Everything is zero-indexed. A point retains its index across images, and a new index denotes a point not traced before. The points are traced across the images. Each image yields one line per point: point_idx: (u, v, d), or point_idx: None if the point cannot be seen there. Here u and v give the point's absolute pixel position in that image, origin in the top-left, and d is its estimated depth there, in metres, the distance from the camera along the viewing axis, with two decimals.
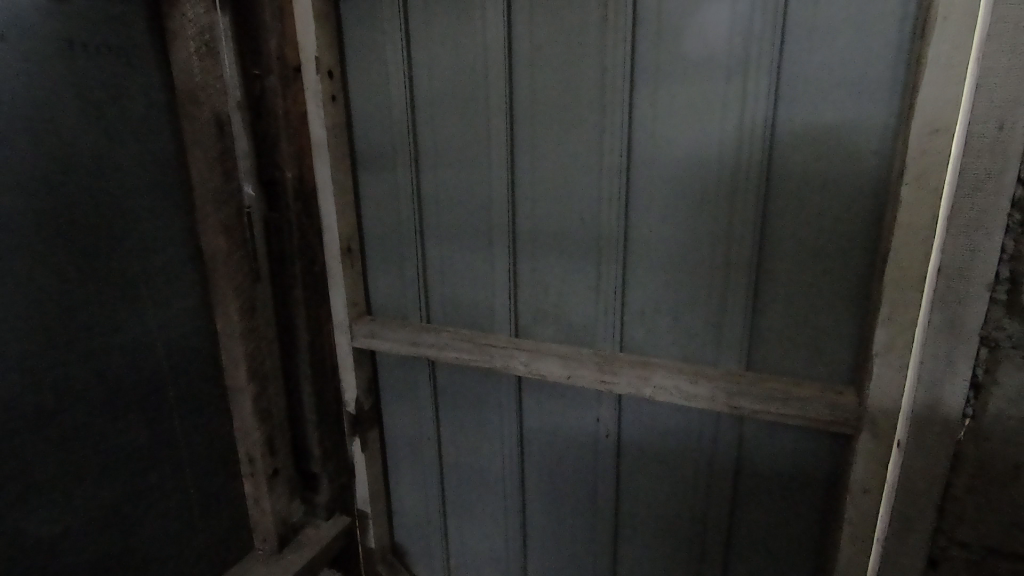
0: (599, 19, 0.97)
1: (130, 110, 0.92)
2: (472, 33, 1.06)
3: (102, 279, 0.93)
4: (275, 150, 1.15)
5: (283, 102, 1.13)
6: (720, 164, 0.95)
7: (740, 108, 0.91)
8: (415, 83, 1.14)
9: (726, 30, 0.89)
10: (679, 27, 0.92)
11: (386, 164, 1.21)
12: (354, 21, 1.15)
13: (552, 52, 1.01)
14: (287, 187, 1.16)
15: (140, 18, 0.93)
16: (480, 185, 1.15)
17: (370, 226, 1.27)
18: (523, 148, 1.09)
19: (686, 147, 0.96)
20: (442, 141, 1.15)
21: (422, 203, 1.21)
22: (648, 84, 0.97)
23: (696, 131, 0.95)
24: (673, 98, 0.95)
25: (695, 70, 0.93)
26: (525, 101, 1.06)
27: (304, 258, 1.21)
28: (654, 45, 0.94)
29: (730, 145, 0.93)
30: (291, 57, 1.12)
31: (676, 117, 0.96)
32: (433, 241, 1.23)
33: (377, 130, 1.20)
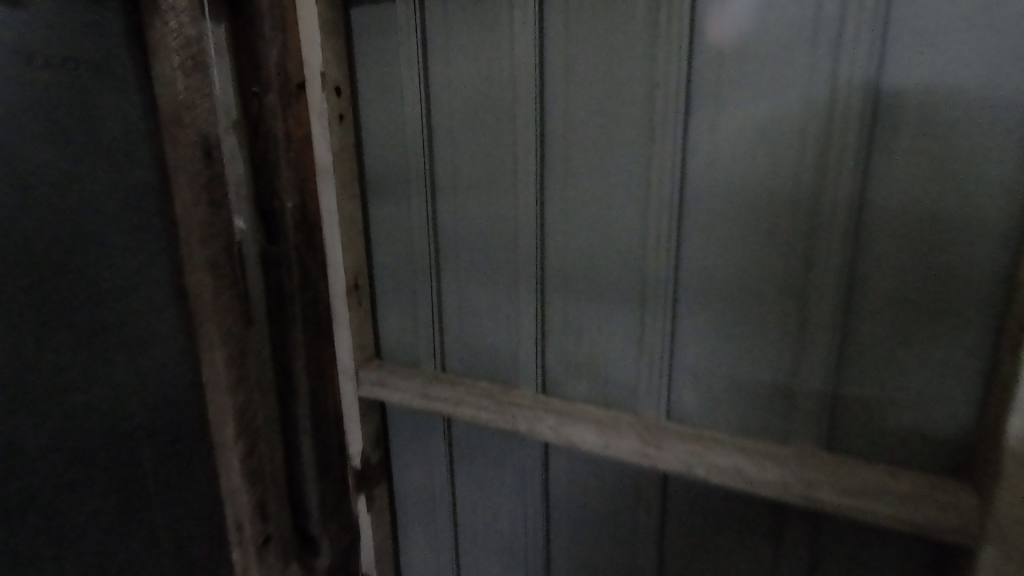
0: (650, 28, 0.81)
1: (101, 133, 0.80)
2: (499, 47, 0.92)
3: (65, 330, 0.80)
4: (274, 177, 1.01)
5: (284, 124, 0.99)
6: (794, 202, 0.77)
7: (826, 131, 0.74)
8: (432, 104, 1.01)
9: (810, 35, 0.72)
10: (752, 32, 0.75)
11: (400, 191, 1.08)
12: (366, 33, 1.02)
13: (591, 64, 0.86)
14: (286, 218, 1.03)
15: (117, 29, 0.80)
16: (505, 220, 1.00)
17: (382, 261, 1.14)
18: (553, 178, 0.94)
19: (753, 182, 0.79)
20: (461, 168, 1.02)
21: (439, 237, 1.07)
22: (710, 101, 0.80)
23: (768, 159, 0.78)
24: (742, 119, 0.78)
25: (769, 86, 0.76)
26: (559, 124, 0.91)
27: (305, 297, 1.07)
28: (716, 53, 0.78)
29: (810, 178, 0.76)
30: (294, 73, 0.99)
31: (744, 141, 0.79)
32: (451, 278, 1.08)
33: (390, 152, 1.07)
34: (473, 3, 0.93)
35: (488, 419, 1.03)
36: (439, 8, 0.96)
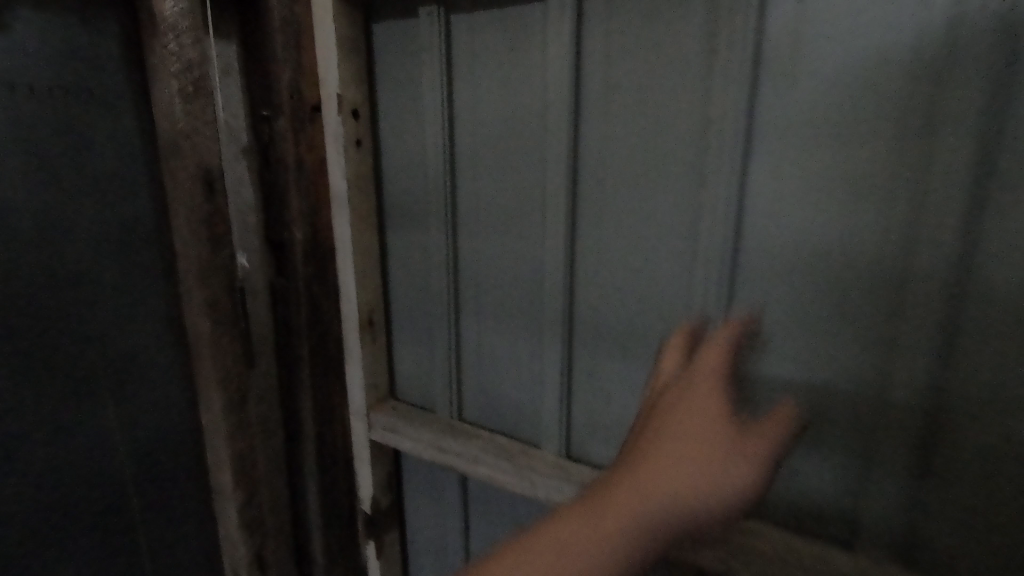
0: (702, 57, 0.70)
1: (94, 167, 0.76)
2: (530, 72, 0.83)
3: (52, 370, 0.77)
4: (285, 207, 0.94)
5: (296, 150, 0.91)
6: (876, 268, 0.64)
7: (921, 187, 0.60)
8: (456, 131, 0.92)
9: (910, 69, 0.58)
10: (837, 63, 0.61)
11: (419, 223, 0.99)
12: (388, 49, 0.94)
13: (631, 93, 0.76)
14: (296, 251, 0.95)
15: (113, 57, 0.75)
16: (531, 261, 0.90)
17: (398, 296, 1.05)
18: (586, 219, 0.84)
19: (823, 240, 0.66)
20: (485, 202, 0.93)
21: (459, 274, 0.98)
22: (776, 143, 0.67)
23: (844, 216, 0.64)
24: (817, 165, 0.65)
25: (854, 128, 0.62)
26: (593, 161, 0.81)
27: (314, 334, 0.99)
28: (785, 85, 0.65)
29: (897, 241, 0.62)
30: (308, 94, 0.91)
31: (814, 194, 0.66)
32: (471, 318, 0.99)
33: (410, 181, 0.98)
34: (503, 20, 0.83)
35: (503, 482, 0.92)
36: (466, 24, 0.86)
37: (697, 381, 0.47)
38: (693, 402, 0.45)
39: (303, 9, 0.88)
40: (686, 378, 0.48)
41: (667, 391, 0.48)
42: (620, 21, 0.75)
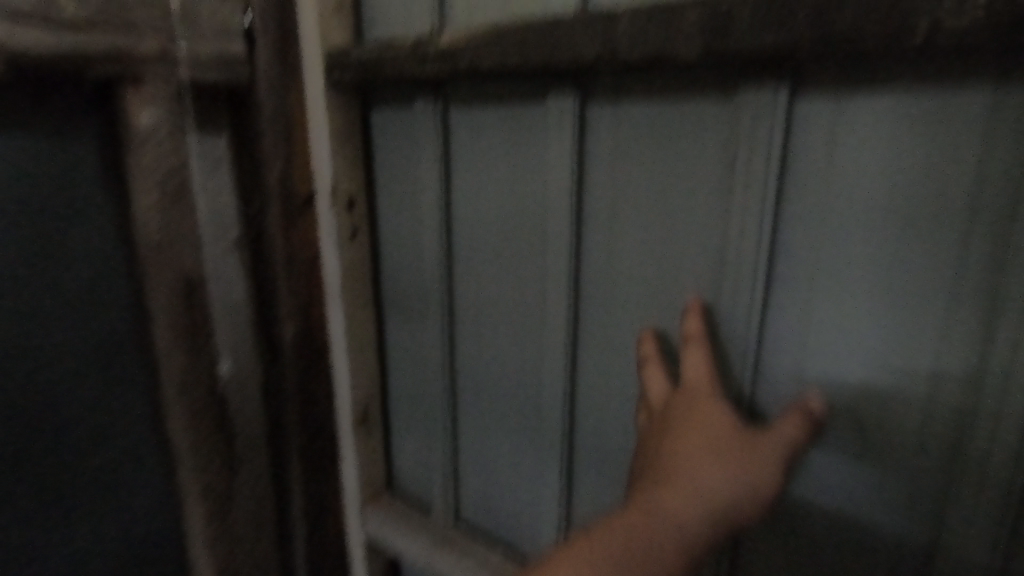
0: (715, 180, 0.63)
1: (72, 277, 0.75)
2: (530, 175, 0.76)
3: (30, 479, 0.76)
4: (274, 302, 0.89)
5: (286, 245, 0.87)
6: (923, 430, 0.56)
7: (977, 359, 0.52)
8: (454, 226, 0.86)
9: (962, 227, 0.51)
10: (875, 210, 0.54)
11: (417, 317, 0.93)
12: (387, 137, 0.88)
13: (639, 209, 0.69)
14: (285, 348, 0.90)
15: (92, 166, 0.74)
16: (529, 372, 0.83)
17: (396, 389, 0.99)
18: (590, 334, 0.77)
19: (857, 389, 0.59)
20: (483, 303, 0.86)
21: (457, 374, 0.92)
22: (805, 286, 0.60)
23: (886, 376, 0.57)
24: (849, 315, 0.58)
25: (895, 282, 0.55)
26: (598, 275, 0.75)
27: (305, 432, 0.93)
28: (815, 225, 0.58)
29: (950, 404, 0.54)
30: (301, 187, 0.86)
31: (848, 346, 0.58)
32: (468, 423, 0.92)
33: (407, 273, 0.92)
34: (503, 117, 0.76)
35: None
36: (464, 118, 0.80)
37: (694, 355, 0.62)
38: (700, 380, 0.60)
39: (294, 99, 0.82)
40: (689, 377, 0.61)
41: (686, 385, 0.61)
42: (630, 130, 0.68)
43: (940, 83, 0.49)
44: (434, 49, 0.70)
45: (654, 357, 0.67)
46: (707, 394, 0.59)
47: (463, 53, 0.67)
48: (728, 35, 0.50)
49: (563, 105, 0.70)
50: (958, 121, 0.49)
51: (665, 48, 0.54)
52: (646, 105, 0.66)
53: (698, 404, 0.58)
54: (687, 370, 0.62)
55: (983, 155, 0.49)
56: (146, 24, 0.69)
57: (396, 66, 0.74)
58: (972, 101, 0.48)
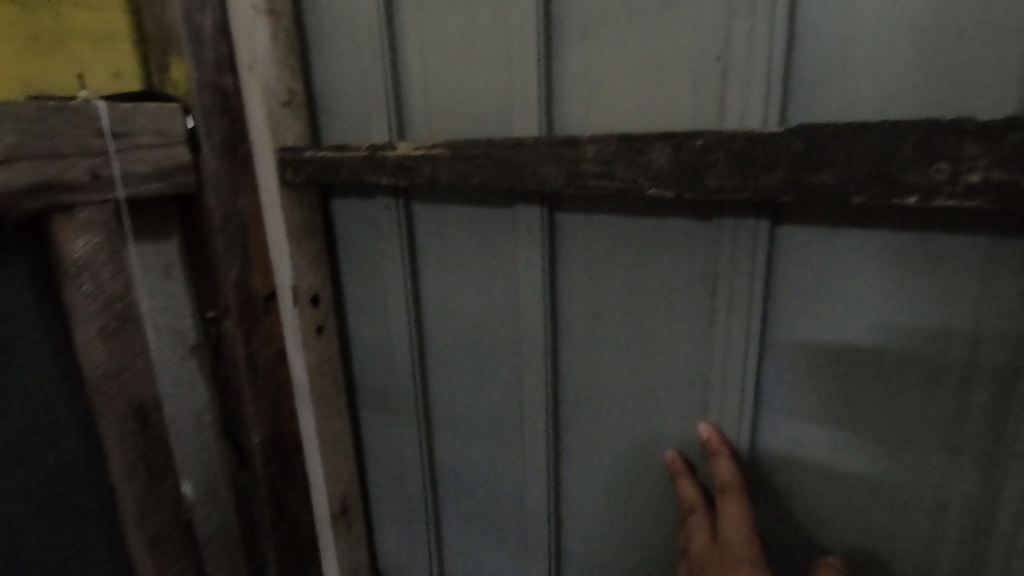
0: (695, 304, 0.59)
1: (11, 415, 0.71)
2: (502, 281, 0.72)
3: None
4: (240, 407, 0.85)
5: (247, 350, 0.82)
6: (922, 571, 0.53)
7: (980, 508, 0.49)
8: (425, 325, 0.81)
9: (957, 377, 0.47)
10: (857, 350, 0.51)
11: (391, 413, 0.89)
12: (349, 231, 0.83)
13: (617, 325, 0.65)
14: (253, 453, 0.86)
15: (25, 298, 0.70)
16: (511, 478, 0.79)
17: (375, 480, 0.95)
18: (571, 446, 0.72)
19: (853, 522, 0.55)
20: (459, 405, 0.81)
21: (437, 473, 0.88)
22: (790, 419, 0.57)
23: (879, 516, 0.54)
24: (832, 453, 0.55)
25: (880, 424, 0.52)
26: (576, 386, 0.70)
27: (280, 535, 0.90)
28: (797, 360, 0.55)
29: (950, 550, 0.51)
30: (260, 288, 0.81)
31: (837, 483, 0.56)
32: (451, 522, 0.89)
33: (379, 367, 0.87)
34: (470, 221, 0.72)
35: None
36: (429, 218, 0.75)
37: (730, 509, 0.54)
38: (737, 543, 0.52)
39: (247, 201, 0.77)
40: (724, 534, 0.53)
41: (718, 546, 0.53)
42: (603, 246, 0.63)
43: (928, 228, 0.46)
44: (390, 159, 0.65)
45: (698, 501, 0.59)
46: (743, 561, 0.51)
47: (422, 167, 0.63)
48: (702, 177, 0.47)
49: (530, 216, 0.65)
50: (944, 265, 0.46)
51: (636, 182, 0.50)
52: (618, 221, 0.61)
53: (732, 571, 0.51)
54: (722, 523, 0.54)
55: (978, 303, 0.45)
56: (72, 146, 0.64)
57: (352, 172, 0.69)
58: (968, 247, 0.45)
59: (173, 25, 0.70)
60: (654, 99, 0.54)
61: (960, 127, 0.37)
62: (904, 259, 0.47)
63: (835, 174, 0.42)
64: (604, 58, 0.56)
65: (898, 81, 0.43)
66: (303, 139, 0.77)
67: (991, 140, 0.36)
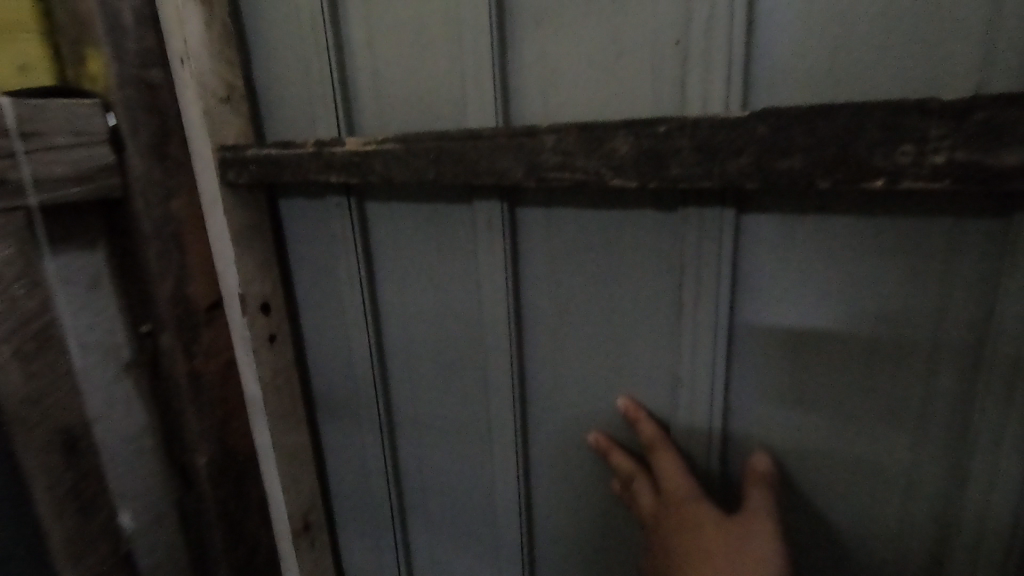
0: (661, 296, 0.57)
1: None
2: (467, 278, 0.68)
3: None
4: (185, 427, 0.79)
5: (189, 365, 0.76)
6: (892, 550, 0.53)
7: (950, 487, 0.49)
8: (387, 326, 0.77)
9: (922, 359, 0.47)
10: (822, 334, 0.51)
11: (356, 422, 0.84)
12: (301, 234, 0.78)
13: (583, 320, 0.62)
14: (201, 474, 0.80)
15: None
16: (483, 482, 0.76)
17: (339, 490, 0.90)
18: (543, 447, 0.70)
19: (822, 507, 0.55)
20: (427, 410, 0.78)
21: (406, 481, 0.84)
22: (758, 405, 0.56)
23: (849, 501, 0.54)
24: (801, 440, 0.55)
25: (848, 408, 0.52)
26: (545, 386, 0.67)
27: (236, 558, 0.84)
28: (765, 345, 0.54)
29: (919, 530, 0.51)
30: (201, 297, 0.75)
31: (807, 472, 0.55)
32: (423, 530, 0.85)
33: (341, 373, 0.83)
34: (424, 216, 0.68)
35: None
36: (384, 218, 0.71)
37: (669, 467, 0.56)
38: (682, 496, 0.54)
39: (182, 206, 0.72)
40: (668, 490, 0.55)
41: (666, 498, 0.55)
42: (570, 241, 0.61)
43: (889, 209, 0.45)
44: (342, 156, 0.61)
45: (633, 469, 0.60)
46: (690, 505, 0.53)
47: (375, 164, 0.59)
48: (666, 166, 0.45)
49: (491, 211, 0.62)
50: (907, 245, 0.45)
51: (600, 173, 0.48)
52: (580, 215, 0.59)
53: (682, 513, 0.53)
54: (664, 483, 0.56)
55: (940, 283, 0.45)
56: None
57: (297, 170, 0.64)
58: (931, 226, 0.44)
59: (87, 12, 0.63)
60: (612, 86, 0.52)
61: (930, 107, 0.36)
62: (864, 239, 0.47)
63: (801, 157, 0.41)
64: (564, 42, 0.53)
65: (862, 57, 0.42)
66: (244, 134, 0.71)
67: (953, 119, 0.36)
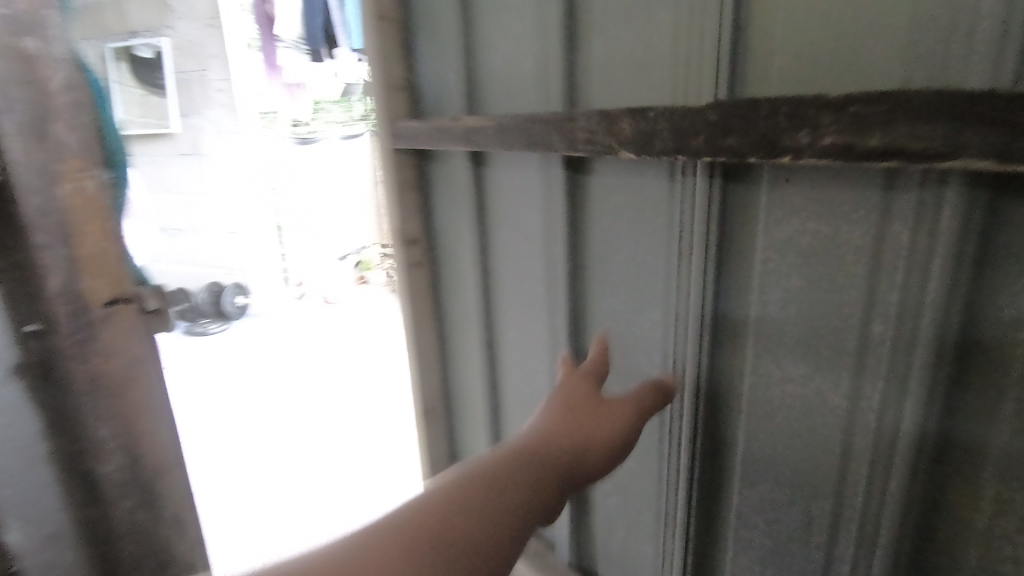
0: (664, 189, 0.87)
1: None
2: (545, 173, 1.03)
3: None
4: (84, 436, 0.73)
5: (87, 366, 0.72)
6: (823, 398, 0.77)
7: (862, 347, 0.72)
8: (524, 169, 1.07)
9: (854, 247, 0.70)
10: (819, 240, 0.73)
11: (524, 247, 1.12)
12: (511, 166, 1.09)
13: (615, 209, 0.95)
14: (106, 483, 0.75)
15: None
16: (562, 292, 1.08)
17: (505, 308, 1.21)
18: (614, 288, 1.00)
19: (776, 350, 0.80)
20: (523, 239, 1.12)
21: (510, 279, 1.16)
22: (757, 336, 0.82)
23: (788, 427, 0.82)
24: (772, 350, 0.81)
25: (816, 304, 0.75)
26: (599, 261, 1.01)
27: (145, 565, 0.81)
28: (758, 298, 0.80)
29: (849, 373, 0.74)
30: (95, 291, 0.71)
31: (774, 336, 0.80)
32: (535, 347, 1.17)
33: (524, 226, 1.11)
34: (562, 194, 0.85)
35: None
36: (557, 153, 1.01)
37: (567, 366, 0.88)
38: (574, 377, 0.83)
39: (67, 196, 0.67)
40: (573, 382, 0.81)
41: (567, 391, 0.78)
42: (775, 223, 0.76)
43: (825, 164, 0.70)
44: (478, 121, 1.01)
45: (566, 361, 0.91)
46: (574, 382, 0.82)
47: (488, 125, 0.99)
48: (706, 145, 0.67)
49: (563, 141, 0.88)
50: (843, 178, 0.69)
51: (677, 155, 0.71)
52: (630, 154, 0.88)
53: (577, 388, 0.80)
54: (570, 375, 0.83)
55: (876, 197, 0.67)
56: None
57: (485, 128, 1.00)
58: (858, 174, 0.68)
59: None
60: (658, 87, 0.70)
61: (902, 97, 0.53)
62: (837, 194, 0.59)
63: (810, 132, 0.58)
64: (615, 30, 0.87)
65: (891, 82, 0.63)
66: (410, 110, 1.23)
67: (866, 114, 0.54)
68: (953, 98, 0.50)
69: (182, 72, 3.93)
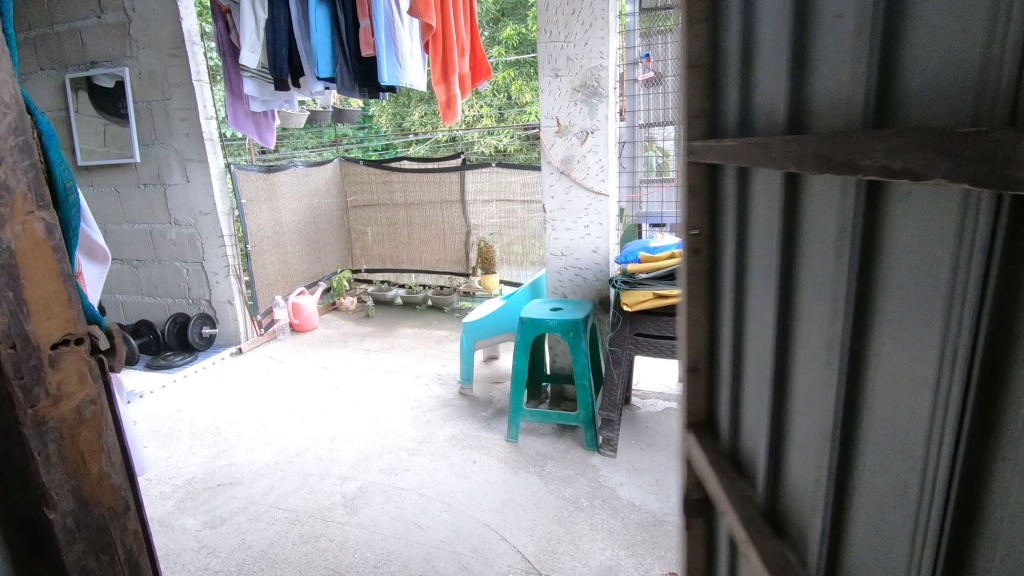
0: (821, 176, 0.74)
1: None
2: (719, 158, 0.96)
3: None
4: (34, 480, 0.70)
5: (40, 408, 0.69)
6: (920, 446, 0.60)
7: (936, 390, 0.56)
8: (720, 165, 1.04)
9: (961, 262, 0.52)
10: (925, 250, 0.57)
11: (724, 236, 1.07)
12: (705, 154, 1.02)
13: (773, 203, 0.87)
14: (54, 531, 0.72)
15: None
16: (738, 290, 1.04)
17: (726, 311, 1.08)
18: (759, 289, 0.94)
19: (894, 384, 0.63)
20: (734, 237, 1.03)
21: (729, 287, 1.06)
22: (885, 363, 0.64)
23: (884, 497, 0.66)
24: (897, 395, 0.63)
25: (918, 322, 0.59)
26: (760, 257, 0.93)
27: None
28: (897, 308, 0.62)
29: (934, 421, 0.57)
30: (45, 334, 0.70)
31: (909, 365, 0.60)
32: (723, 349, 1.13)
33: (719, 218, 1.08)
34: (767, 199, 0.89)
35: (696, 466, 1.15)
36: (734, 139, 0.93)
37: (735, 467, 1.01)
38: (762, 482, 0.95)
39: (19, 236, 0.67)
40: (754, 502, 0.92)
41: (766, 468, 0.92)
42: (916, 214, 0.58)
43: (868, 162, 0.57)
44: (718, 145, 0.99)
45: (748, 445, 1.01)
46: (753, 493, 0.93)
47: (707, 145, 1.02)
48: (806, 163, 0.69)
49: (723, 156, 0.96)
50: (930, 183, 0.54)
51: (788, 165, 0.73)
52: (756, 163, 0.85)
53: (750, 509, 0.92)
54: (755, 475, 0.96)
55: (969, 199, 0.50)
56: None
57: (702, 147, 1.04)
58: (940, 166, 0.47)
59: None
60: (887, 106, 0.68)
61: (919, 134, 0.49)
62: (923, 231, 0.57)
63: (874, 156, 0.55)
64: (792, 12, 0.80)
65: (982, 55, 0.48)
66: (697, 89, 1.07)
67: (899, 144, 0.51)
68: (956, 135, 0.45)
69: (143, 101, 3.88)
